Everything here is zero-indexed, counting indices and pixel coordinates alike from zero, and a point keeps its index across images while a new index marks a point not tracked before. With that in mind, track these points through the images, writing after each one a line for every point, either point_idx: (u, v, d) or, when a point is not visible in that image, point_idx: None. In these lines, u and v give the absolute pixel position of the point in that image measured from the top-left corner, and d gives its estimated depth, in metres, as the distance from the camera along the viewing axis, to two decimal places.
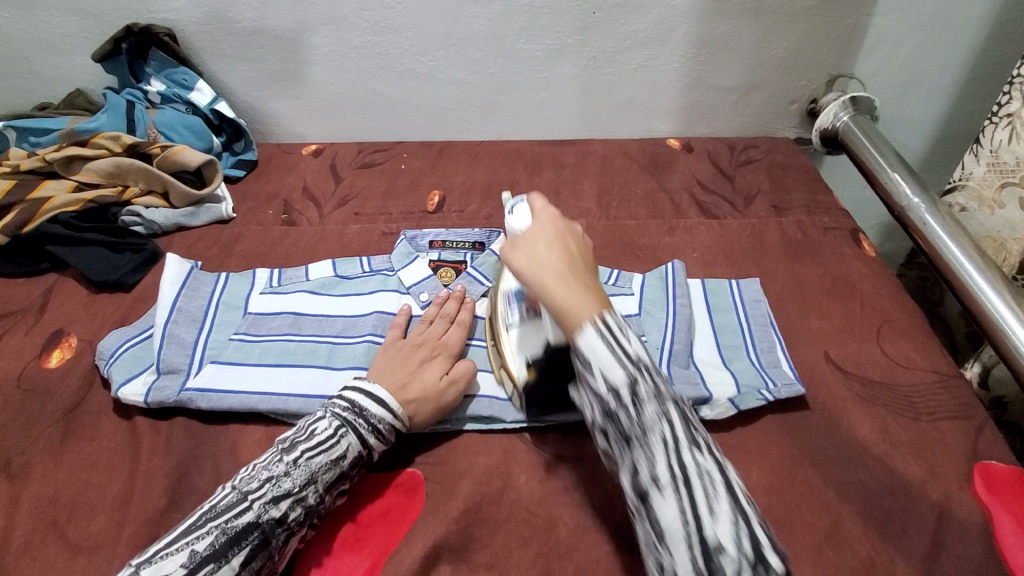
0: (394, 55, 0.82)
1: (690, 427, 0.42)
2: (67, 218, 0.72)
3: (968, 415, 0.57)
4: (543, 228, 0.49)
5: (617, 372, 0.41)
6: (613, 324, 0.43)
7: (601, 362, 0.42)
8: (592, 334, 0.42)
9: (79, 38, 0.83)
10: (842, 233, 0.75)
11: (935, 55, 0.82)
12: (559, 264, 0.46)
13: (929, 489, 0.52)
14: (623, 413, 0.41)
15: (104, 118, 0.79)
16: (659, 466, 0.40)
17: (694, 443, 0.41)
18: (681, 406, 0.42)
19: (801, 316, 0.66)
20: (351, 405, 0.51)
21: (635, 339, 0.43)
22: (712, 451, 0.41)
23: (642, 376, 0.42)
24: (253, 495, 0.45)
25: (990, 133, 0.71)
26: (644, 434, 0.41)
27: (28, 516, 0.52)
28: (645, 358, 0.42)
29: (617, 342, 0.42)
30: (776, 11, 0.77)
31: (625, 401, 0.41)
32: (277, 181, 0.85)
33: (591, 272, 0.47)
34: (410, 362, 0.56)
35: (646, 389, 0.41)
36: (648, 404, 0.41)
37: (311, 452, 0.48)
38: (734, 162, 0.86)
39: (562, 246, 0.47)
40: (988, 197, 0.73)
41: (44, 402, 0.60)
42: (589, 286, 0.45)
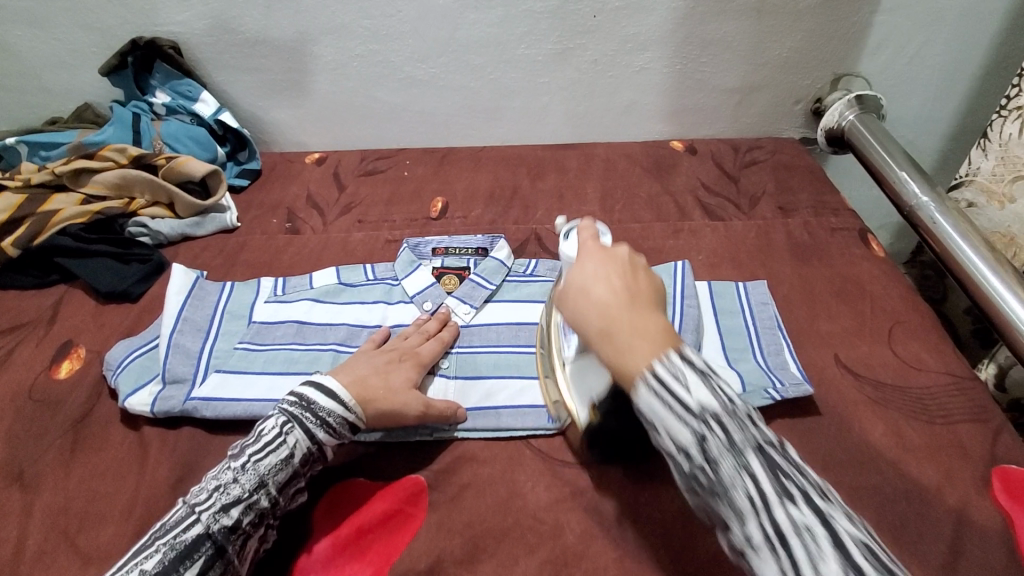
0: (396, 63, 0.82)
1: (779, 475, 0.36)
2: (76, 230, 0.73)
3: (984, 418, 0.56)
4: (589, 269, 0.45)
5: (683, 432, 0.37)
6: (667, 372, 0.38)
7: (664, 423, 0.38)
8: (646, 393, 0.38)
9: (86, 52, 0.84)
10: (850, 233, 0.74)
11: (942, 51, 0.80)
12: (613, 311, 0.42)
13: (945, 495, 0.51)
14: (699, 475, 0.37)
15: (111, 131, 0.80)
16: (751, 529, 0.35)
17: (785, 494, 0.35)
18: (768, 452, 0.37)
19: (810, 319, 0.65)
20: (298, 399, 0.51)
21: (696, 384, 0.38)
22: (812, 501, 0.35)
23: (710, 431, 0.37)
24: (202, 507, 0.46)
25: (999, 126, 0.70)
26: (726, 493, 0.36)
27: (38, 526, 0.52)
28: (713, 407, 0.37)
29: (674, 396, 0.37)
30: (777, 10, 0.77)
31: (698, 461, 0.37)
32: (282, 190, 0.85)
33: (653, 310, 0.42)
34: (376, 362, 0.57)
35: (717, 445, 0.37)
36: (723, 460, 0.36)
37: (259, 454, 0.48)
38: (739, 163, 0.85)
39: (616, 286, 0.43)
40: (997, 192, 0.72)
41: (54, 413, 0.60)
42: (648, 327, 0.41)
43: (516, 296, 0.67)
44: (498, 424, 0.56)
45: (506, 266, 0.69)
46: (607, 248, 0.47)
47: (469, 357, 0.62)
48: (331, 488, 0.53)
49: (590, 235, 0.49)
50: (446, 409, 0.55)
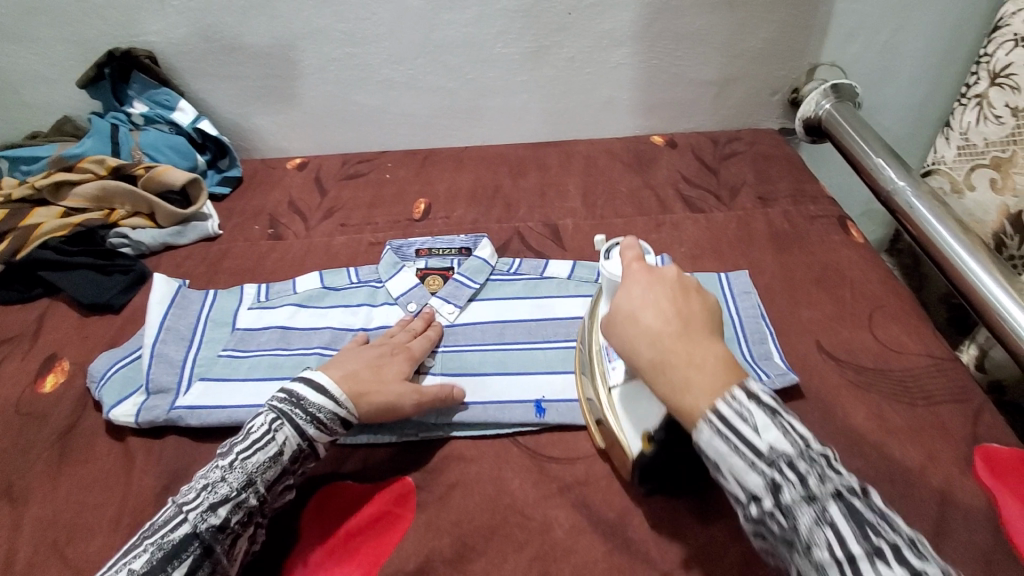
0: (374, 66, 0.82)
1: (864, 529, 0.34)
2: (56, 243, 0.72)
3: (964, 398, 0.57)
4: (635, 295, 0.45)
5: (752, 475, 0.37)
6: (731, 411, 0.38)
7: (731, 467, 0.37)
8: (708, 432, 0.38)
9: (61, 65, 0.83)
10: (830, 221, 0.75)
11: (914, 38, 0.81)
12: (668, 340, 0.41)
13: (928, 475, 0.51)
14: (770, 522, 0.36)
15: (89, 143, 0.80)
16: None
17: (875, 552, 0.33)
18: (849, 500, 0.35)
19: (792, 306, 0.66)
20: (287, 396, 0.51)
21: (765, 425, 0.37)
22: (906, 561, 0.33)
23: (783, 477, 0.36)
24: (190, 506, 0.45)
25: (960, 115, 0.74)
26: (804, 547, 0.34)
27: (26, 541, 0.51)
28: (785, 450, 0.36)
29: (738, 435, 0.37)
30: (751, 2, 0.77)
31: (770, 509, 0.36)
32: (264, 197, 0.85)
33: (709, 338, 0.42)
34: (367, 357, 0.56)
35: (792, 493, 0.35)
36: (798, 509, 0.35)
37: (247, 452, 0.48)
38: (719, 155, 0.86)
39: (667, 312, 0.43)
40: (958, 179, 0.74)
41: (39, 427, 0.60)
42: (707, 358, 0.40)
43: (500, 293, 0.68)
44: (484, 420, 0.56)
45: (489, 264, 0.69)
46: (655, 269, 0.46)
47: (455, 355, 0.62)
48: (319, 492, 0.53)
49: (635, 257, 0.48)
50: (440, 393, 0.55)
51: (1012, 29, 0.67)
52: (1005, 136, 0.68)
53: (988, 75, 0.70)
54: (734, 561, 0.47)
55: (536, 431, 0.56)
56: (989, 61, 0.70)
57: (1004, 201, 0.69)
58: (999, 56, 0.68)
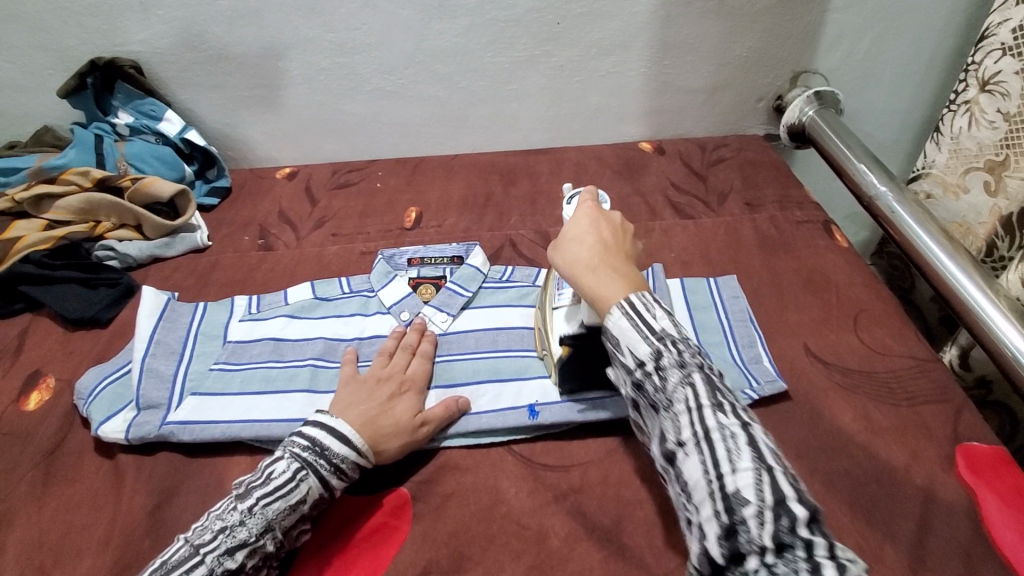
0: (363, 75, 0.82)
1: (715, 391, 0.41)
2: (39, 257, 0.71)
3: (946, 398, 0.58)
4: (584, 222, 0.50)
5: (642, 346, 0.44)
6: (639, 302, 0.45)
7: (628, 340, 0.44)
8: (618, 315, 0.44)
9: (43, 74, 0.82)
10: (815, 226, 0.76)
11: (894, 46, 0.83)
12: (593, 255, 0.48)
13: (913, 474, 0.53)
14: (650, 384, 0.43)
15: (72, 153, 0.78)
16: (684, 432, 0.40)
17: (717, 405, 0.41)
18: (709, 375, 0.42)
19: (779, 310, 0.67)
20: (311, 444, 0.50)
21: (662, 315, 0.44)
22: (738, 413, 0.40)
23: (665, 348, 0.43)
24: (206, 548, 0.45)
25: (950, 121, 0.73)
26: (670, 402, 0.42)
27: (12, 563, 0.50)
28: (671, 332, 0.44)
29: (641, 318, 0.44)
30: (735, 12, 0.79)
31: (650, 372, 0.43)
32: (253, 207, 0.85)
33: (627, 260, 0.49)
34: (379, 397, 0.55)
35: (669, 359, 0.43)
36: (670, 372, 0.42)
37: (267, 498, 0.47)
38: (706, 161, 0.87)
39: (602, 237, 0.49)
40: (952, 182, 0.74)
41: (24, 446, 0.59)
42: (624, 274, 0.47)
43: (494, 302, 0.68)
44: (480, 427, 0.56)
45: (482, 272, 0.70)
46: (601, 209, 0.52)
47: (449, 364, 0.62)
48: None
49: (591, 198, 0.53)
50: (447, 415, 0.56)
51: (998, 38, 0.65)
52: (999, 141, 0.67)
53: (977, 83, 0.68)
54: None
55: (531, 438, 0.57)
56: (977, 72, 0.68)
57: (997, 202, 0.69)
58: (986, 66, 0.66)
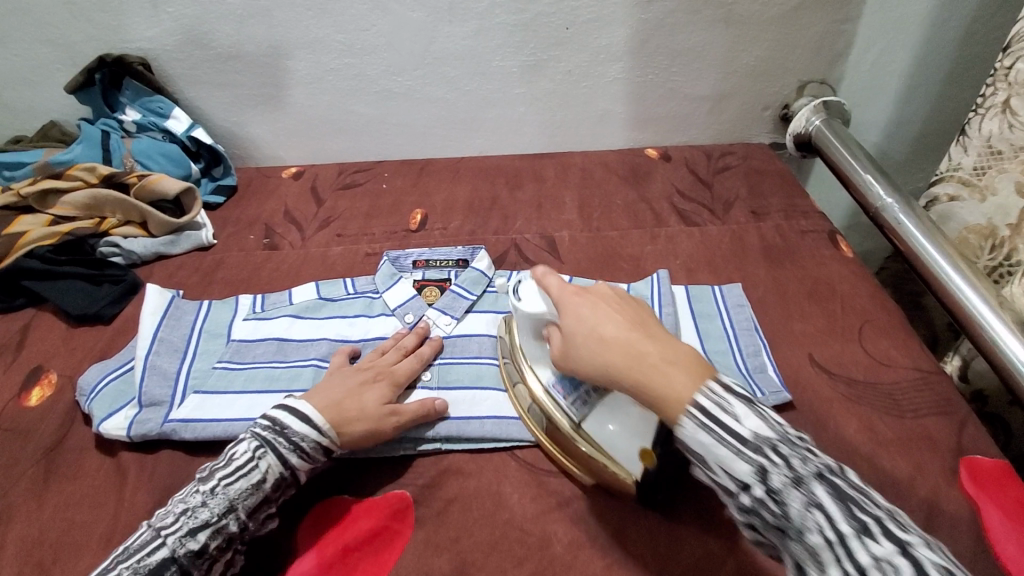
0: (371, 77, 0.82)
1: (849, 506, 0.36)
2: (44, 252, 0.71)
3: (949, 410, 0.58)
4: (585, 313, 0.45)
5: (741, 465, 0.38)
6: (711, 402, 0.39)
7: (719, 458, 0.39)
8: (693, 426, 0.39)
9: (51, 69, 0.82)
10: (820, 235, 0.76)
11: (901, 57, 0.83)
12: (626, 341, 0.43)
13: (917, 486, 0.53)
14: (763, 510, 0.37)
15: (79, 150, 0.79)
16: (830, 567, 0.34)
17: (861, 528, 0.35)
18: (831, 481, 0.37)
19: (784, 319, 0.67)
20: (271, 424, 0.50)
21: (745, 414, 0.39)
22: (888, 532, 0.34)
23: (770, 462, 0.37)
24: (168, 530, 0.45)
25: (977, 123, 0.69)
26: (797, 530, 0.36)
27: (10, 561, 0.50)
28: (767, 436, 0.38)
29: (723, 427, 0.39)
30: (744, 21, 0.79)
31: (762, 496, 0.37)
32: (259, 206, 0.85)
33: (662, 334, 0.44)
34: (351, 384, 0.55)
35: (780, 477, 0.37)
36: (789, 493, 0.37)
37: (228, 479, 0.47)
38: (712, 169, 0.88)
39: (620, 321, 0.44)
40: (978, 185, 0.70)
41: (25, 442, 0.58)
42: (676, 355, 0.42)
43: (498, 306, 0.68)
44: (483, 434, 0.56)
45: (487, 276, 0.69)
46: (589, 288, 0.48)
47: (453, 368, 0.62)
48: (316, 506, 0.52)
49: (557, 281, 0.48)
50: (420, 408, 0.55)
51: None
52: None
53: (1006, 86, 0.65)
54: (731, 572, 0.47)
55: (535, 446, 0.56)
56: (1009, 72, 0.64)
57: None
58: (1018, 68, 0.63)
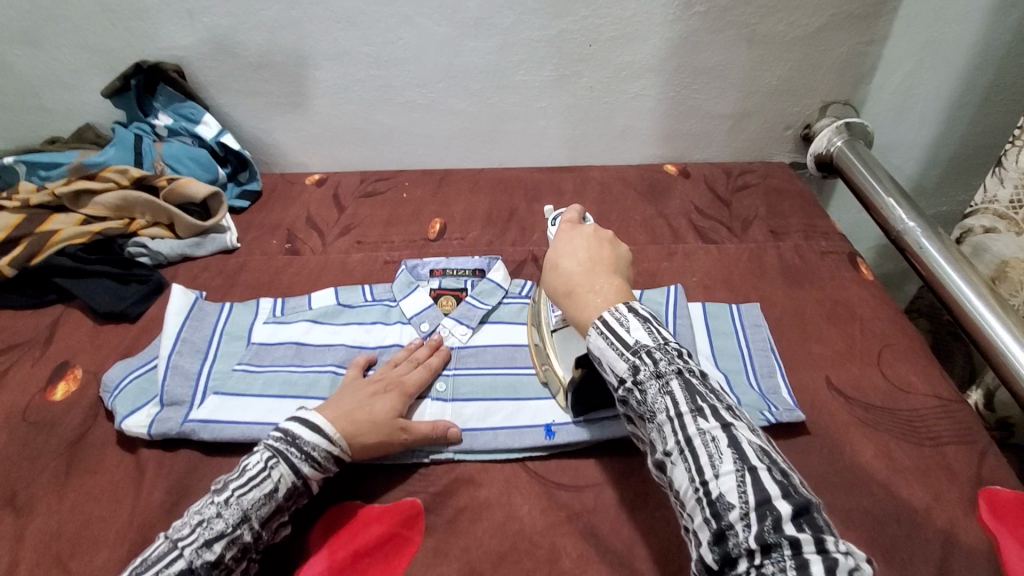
0: (396, 88, 0.84)
1: (694, 395, 0.42)
2: (74, 250, 0.73)
3: (971, 440, 0.57)
4: (560, 245, 0.54)
5: (619, 363, 0.45)
6: (613, 318, 0.46)
7: (607, 358, 0.45)
8: (596, 335, 0.46)
9: (88, 73, 0.85)
10: (839, 257, 0.76)
11: (926, 80, 0.83)
12: (580, 271, 0.51)
13: (934, 516, 0.52)
14: (632, 399, 0.44)
15: (112, 152, 0.81)
16: (669, 443, 0.41)
17: (697, 410, 0.41)
18: (687, 378, 0.43)
19: (801, 340, 0.67)
20: (283, 435, 0.51)
21: (635, 326, 0.45)
22: (720, 416, 0.41)
23: (642, 362, 0.44)
24: (185, 542, 0.45)
25: (1013, 156, 0.66)
26: (651, 415, 0.43)
27: (30, 552, 0.51)
28: (646, 343, 0.44)
29: (616, 334, 0.45)
30: (767, 41, 0.80)
31: (631, 386, 0.44)
32: (282, 211, 0.86)
33: (610, 273, 0.51)
34: (361, 394, 0.56)
35: (647, 373, 0.43)
36: (649, 385, 0.43)
37: (242, 489, 0.48)
38: (731, 187, 0.88)
39: (580, 256, 0.52)
40: (1017, 218, 0.68)
41: (49, 435, 0.60)
42: (604, 286, 0.49)
43: (512, 317, 0.68)
44: (495, 446, 0.56)
45: (502, 288, 0.70)
46: (580, 227, 0.56)
47: (467, 379, 0.62)
48: (328, 511, 0.53)
49: (570, 219, 0.58)
50: (432, 429, 0.55)
51: None
52: None
53: None
54: None
55: (547, 456, 0.56)
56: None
57: None
58: None
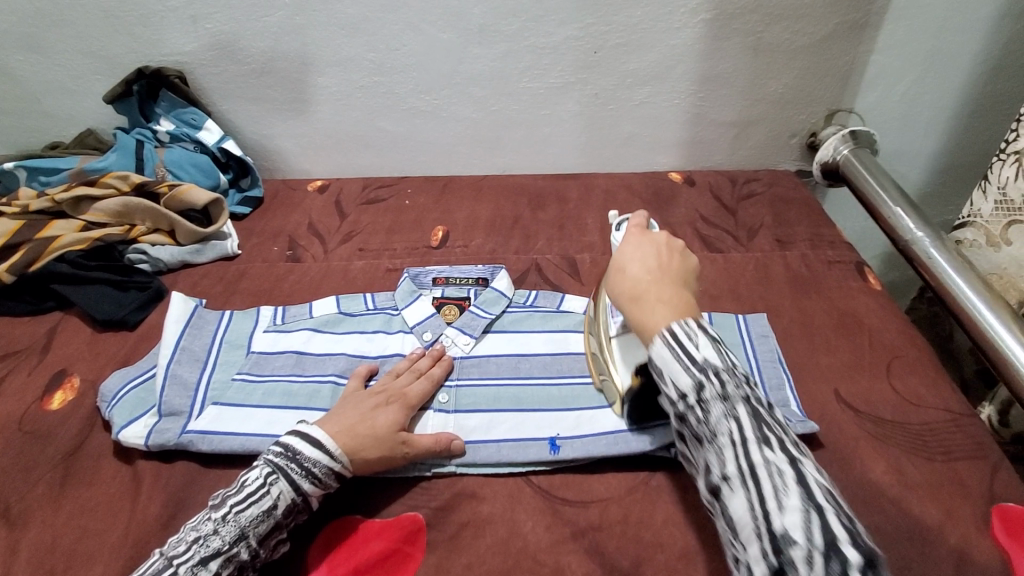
0: (399, 94, 0.83)
1: (761, 425, 0.40)
2: (73, 257, 0.72)
3: (982, 455, 0.56)
4: (626, 249, 0.53)
5: (684, 377, 0.42)
6: (681, 330, 0.44)
7: (670, 371, 0.43)
8: (660, 343, 0.44)
9: (90, 79, 0.84)
10: (847, 267, 0.75)
11: (933, 89, 0.82)
12: (647, 278, 0.49)
13: (947, 534, 0.50)
14: (692, 416, 0.42)
15: (114, 157, 0.81)
16: (728, 466, 0.39)
17: (764, 441, 0.39)
18: (755, 405, 0.41)
19: (809, 352, 0.66)
20: (283, 449, 0.50)
21: (705, 344, 0.43)
22: (788, 450, 0.39)
23: (708, 381, 0.41)
24: (180, 560, 0.44)
25: (997, 169, 0.70)
26: (713, 436, 0.40)
27: (23, 567, 0.50)
28: (714, 364, 0.42)
29: (683, 349, 0.43)
30: (774, 49, 0.79)
31: (693, 404, 0.42)
32: (284, 218, 0.86)
33: (678, 285, 0.49)
34: (363, 407, 0.55)
35: (712, 392, 0.41)
36: (714, 405, 0.41)
37: (240, 506, 0.47)
38: (737, 195, 0.87)
39: (649, 264, 0.51)
40: (993, 231, 0.72)
41: (45, 445, 0.59)
42: (671, 296, 0.47)
43: (516, 326, 0.67)
44: (499, 459, 0.55)
45: (506, 297, 0.69)
46: (648, 232, 0.54)
47: (470, 389, 0.61)
48: (328, 526, 0.52)
49: (637, 224, 0.55)
50: (433, 443, 0.54)
51: None
52: None
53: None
54: None
55: (551, 471, 0.55)
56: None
57: None
58: None
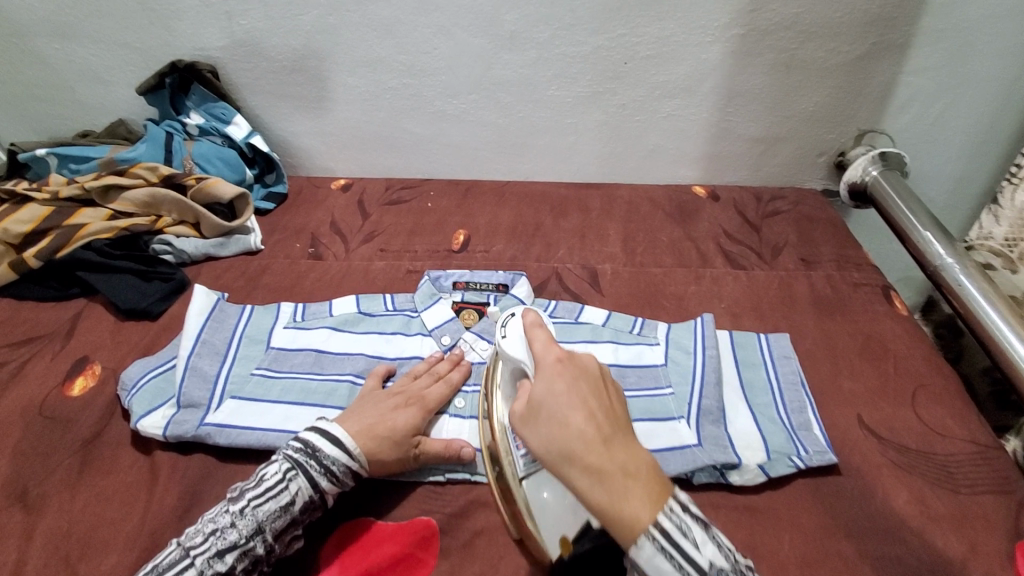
0: (426, 97, 0.84)
1: None
2: (100, 245, 0.73)
3: (1008, 489, 0.55)
4: (558, 389, 0.39)
5: None
6: (672, 524, 0.36)
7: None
8: (651, 550, 0.35)
9: (124, 70, 0.86)
10: (873, 290, 0.74)
11: (967, 113, 0.81)
12: (598, 437, 0.37)
13: (971, 568, 0.49)
14: None
15: (143, 148, 0.82)
16: None
17: None
18: None
19: (832, 375, 0.65)
20: (304, 446, 0.50)
21: (703, 540, 0.36)
22: None
23: None
24: (196, 551, 0.44)
25: (1010, 194, 0.73)
26: None
27: (37, 553, 0.50)
28: (717, 563, 0.36)
29: (681, 552, 0.35)
30: (805, 67, 0.78)
31: None
32: (306, 215, 0.86)
33: (631, 440, 0.38)
34: (382, 407, 0.55)
35: None
36: None
37: (258, 500, 0.47)
38: (761, 212, 0.86)
39: (591, 409, 0.38)
40: (1010, 255, 0.73)
41: (64, 431, 0.59)
42: (636, 468, 0.37)
43: None
44: None
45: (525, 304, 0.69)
46: (571, 359, 0.41)
47: None
48: (341, 527, 0.51)
49: (548, 342, 0.43)
50: (449, 449, 0.54)
51: None
52: None
53: None
54: None
55: None
56: None
57: None
58: None
